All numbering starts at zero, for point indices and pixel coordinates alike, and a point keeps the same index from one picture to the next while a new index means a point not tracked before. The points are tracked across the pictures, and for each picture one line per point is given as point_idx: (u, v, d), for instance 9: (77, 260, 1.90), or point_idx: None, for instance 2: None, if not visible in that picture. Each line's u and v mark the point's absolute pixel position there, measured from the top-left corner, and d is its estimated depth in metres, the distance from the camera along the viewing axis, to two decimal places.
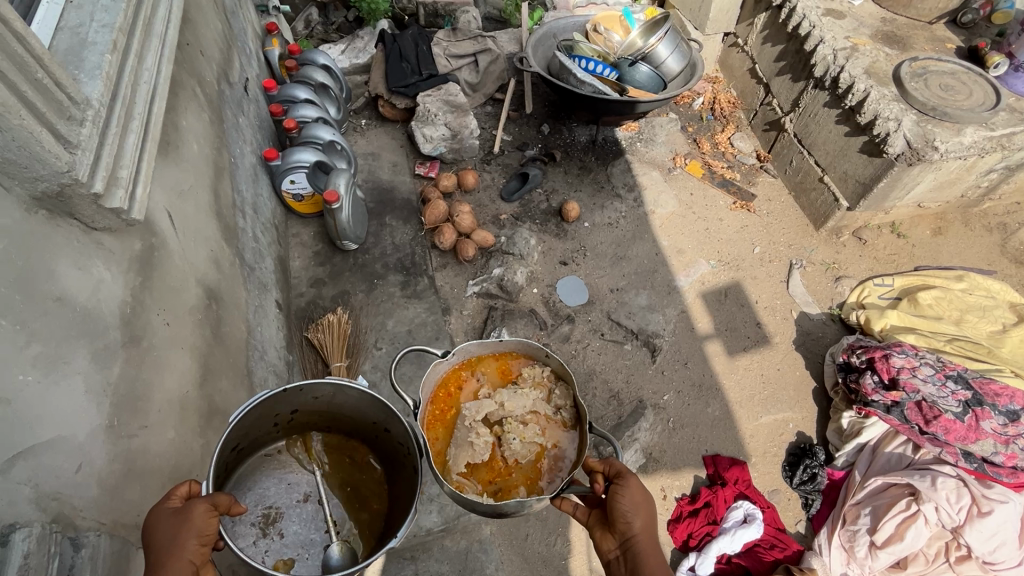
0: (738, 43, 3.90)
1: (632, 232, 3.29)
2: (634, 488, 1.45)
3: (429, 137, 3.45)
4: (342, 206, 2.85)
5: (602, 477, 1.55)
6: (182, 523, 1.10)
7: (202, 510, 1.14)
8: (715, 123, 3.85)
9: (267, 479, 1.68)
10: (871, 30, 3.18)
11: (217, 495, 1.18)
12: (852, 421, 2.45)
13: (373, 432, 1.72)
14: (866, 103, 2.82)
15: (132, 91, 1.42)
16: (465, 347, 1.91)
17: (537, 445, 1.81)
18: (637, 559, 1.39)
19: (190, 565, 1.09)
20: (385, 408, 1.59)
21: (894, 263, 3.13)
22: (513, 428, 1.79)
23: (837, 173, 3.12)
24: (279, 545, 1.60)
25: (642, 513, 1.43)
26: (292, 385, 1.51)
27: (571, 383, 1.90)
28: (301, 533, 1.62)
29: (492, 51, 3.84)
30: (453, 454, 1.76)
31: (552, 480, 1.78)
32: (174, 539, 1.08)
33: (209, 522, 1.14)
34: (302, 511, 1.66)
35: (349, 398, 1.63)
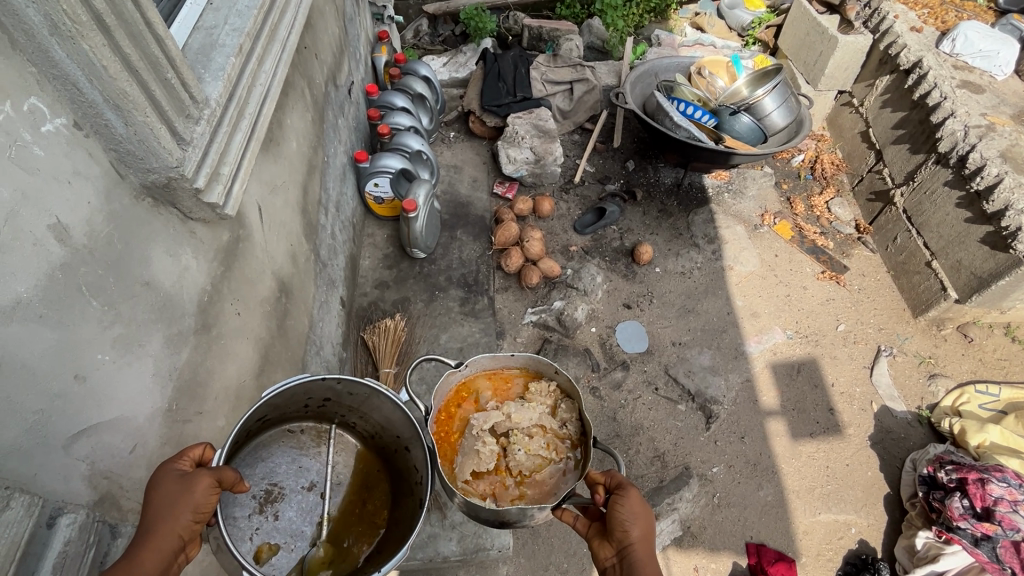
0: (853, 103, 3.65)
1: (704, 286, 3.13)
2: (634, 499, 1.35)
3: (513, 159, 3.46)
4: (418, 216, 2.90)
5: (603, 489, 1.45)
6: (183, 492, 1.01)
7: (206, 484, 1.04)
8: (813, 183, 3.62)
9: (281, 454, 1.64)
10: (1013, 110, 2.87)
11: (224, 470, 1.08)
12: (928, 543, 2.14)
13: (394, 447, 1.68)
14: (996, 190, 2.53)
15: (248, 93, 1.50)
16: (477, 359, 1.86)
17: (541, 458, 1.75)
18: (632, 569, 1.27)
19: (177, 540, 0.99)
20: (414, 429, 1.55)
21: (1003, 370, 2.78)
22: (519, 440, 1.74)
23: (949, 261, 2.82)
24: (270, 527, 1.55)
25: (641, 524, 1.32)
26: (332, 376, 1.49)
27: (578, 400, 1.83)
28: (294, 522, 1.57)
29: (589, 81, 3.82)
30: (459, 461, 1.74)
31: (554, 494, 1.71)
32: (171, 507, 0.99)
33: (209, 498, 1.04)
34: (302, 500, 1.62)
35: (381, 406, 1.60)
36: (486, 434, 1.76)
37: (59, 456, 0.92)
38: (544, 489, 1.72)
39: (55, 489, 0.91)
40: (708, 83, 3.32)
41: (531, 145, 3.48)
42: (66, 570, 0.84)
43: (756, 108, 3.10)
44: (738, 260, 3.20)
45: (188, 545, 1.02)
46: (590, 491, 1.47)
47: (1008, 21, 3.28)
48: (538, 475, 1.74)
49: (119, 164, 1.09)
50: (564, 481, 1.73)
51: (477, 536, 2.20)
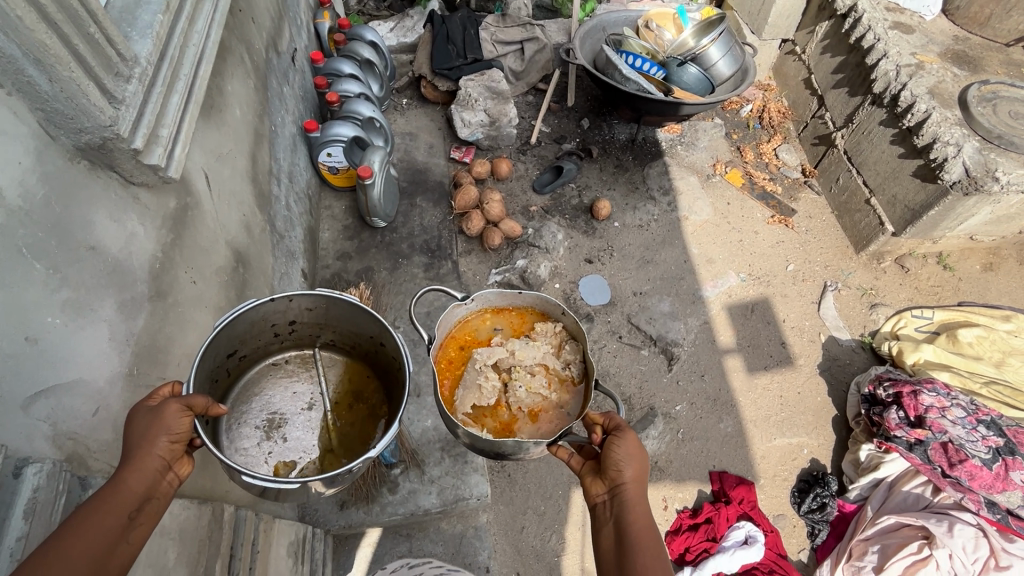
0: (795, 51, 3.75)
1: (662, 237, 3.23)
2: (630, 441, 1.40)
3: (467, 122, 3.44)
4: (375, 182, 2.88)
5: (601, 430, 1.46)
6: (154, 418, 1.03)
7: (175, 410, 1.05)
8: (761, 132, 3.73)
9: (273, 386, 1.73)
10: (940, 48, 3.00)
11: (194, 395, 1.08)
12: (871, 454, 2.33)
13: (373, 347, 1.70)
14: (925, 125, 2.66)
15: (180, 54, 1.45)
16: (483, 294, 1.91)
17: (542, 395, 1.82)
18: (622, 506, 1.35)
19: (158, 461, 1.02)
20: (377, 323, 1.59)
21: (936, 296, 2.98)
22: (521, 377, 1.81)
23: (886, 196, 2.97)
24: (281, 448, 1.62)
25: (634, 464, 1.39)
26: (282, 294, 1.51)
27: (583, 342, 1.87)
28: (303, 439, 1.65)
29: (539, 40, 3.80)
30: (460, 394, 1.81)
31: (553, 430, 1.77)
32: (145, 433, 1.02)
33: (181, 422, 1.06)
34: (304, 419, 1.69)
35: (343, 311, 1.63)
36: (488, 370, 1.82)
37: (19, 415, 0.93)
38: (543, 424, 1.78)
39: (20, 446, 0.91)
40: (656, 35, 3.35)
41: (485, 107, 3.46)
42: (39, 517, 0.87)
43: (703, 59, 3.17)
44: (692, 210, 3.30)
45: (174, 466, 1.06)
46: (588, 431, 1.48)
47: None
48: (538, 410, 1.81)
49: (48, 123, 1.06)
50: (563, 418, 1.78)
51: (456, 487, 2.28)
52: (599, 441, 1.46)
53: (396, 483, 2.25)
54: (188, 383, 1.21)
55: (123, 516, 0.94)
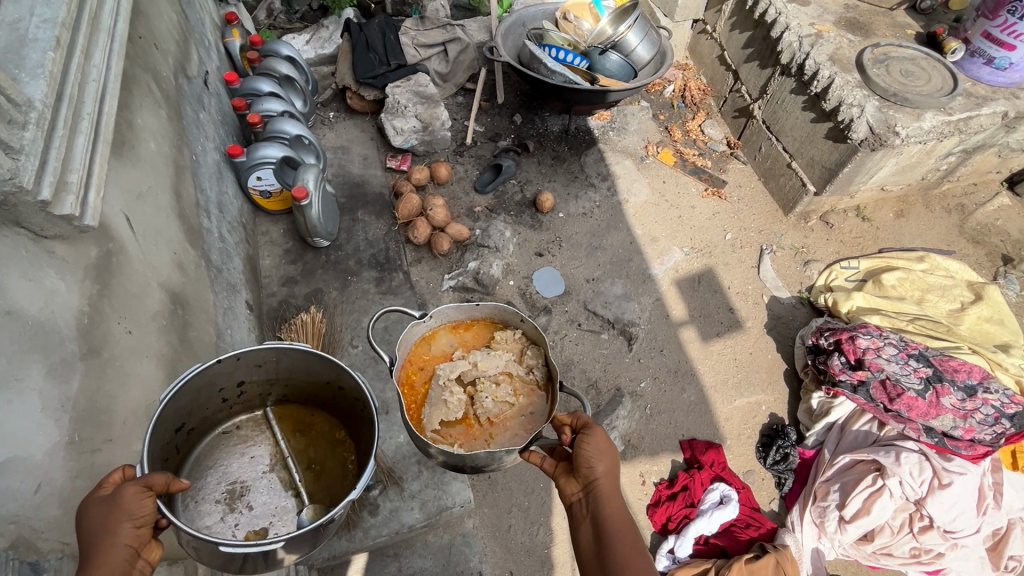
0: (707, 30, 3.92)
1: (606, 222, 3.32)
2: (599, 437, 1.45)
3: (400, 129, 3.39)
4: (312, 203, 2.79)
5: (569, 430, 1.52)
6: (111, 507, 1.00)
7: (134, 494, 1.02)
8: (686, 110, 3.91)
9: (228, 455, 1.72)
10: (834, 17, 3.10)
11: (151, 475, 1.07)
12: (822, 401, 2.49)
13: (332, 393, 1.71)
14: (830, 90, 2.81)
15: (79, 92, 1.34)
16: (441, 310, 1.95)
17: (510, 402, 1.85)
18: (598, 502, 1.40)
19: (125, 550, 1.00)
20: (334, 365, 1.59)
21: (860, 246, 3.20)
22: (486, 387, 1.85)
23: (805, 159, 3.12)
24: (248, 516, 1.61)
25: (605, 459, 1.44)
26: (228, 354, 1.49)
27: (543, 346, 1.93)
28: (270, 502, 1.64)
29: (461, 40, 3.79)
30: (428, 412, 1.82)
31: (525, 435, 1.79)
32: (104, 523, 0.99)
33: (142, 504, 1.03)
34: (267, 483, 1.68)
35: (294, 361, 1.63)
36: (453, 384, 1.85)
37: None
38: (514, 432, 1.80)
39: None
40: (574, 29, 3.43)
41: (415, 113, 3.42)
42: None
43: (624, 43, 3.25)
44: (631, 193, 3.41)
45: (142, 552, 1.04)
46: (557, 433, 1.53)
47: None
48: (509, 418, 1.83)
49: None
50: (532, 422, 1.81)
51: (438, 499, 2.27)
52: (568, 441, 1.51)
53: (376, 504, 2.21)
54: (141, 461, 1.18)
55: None
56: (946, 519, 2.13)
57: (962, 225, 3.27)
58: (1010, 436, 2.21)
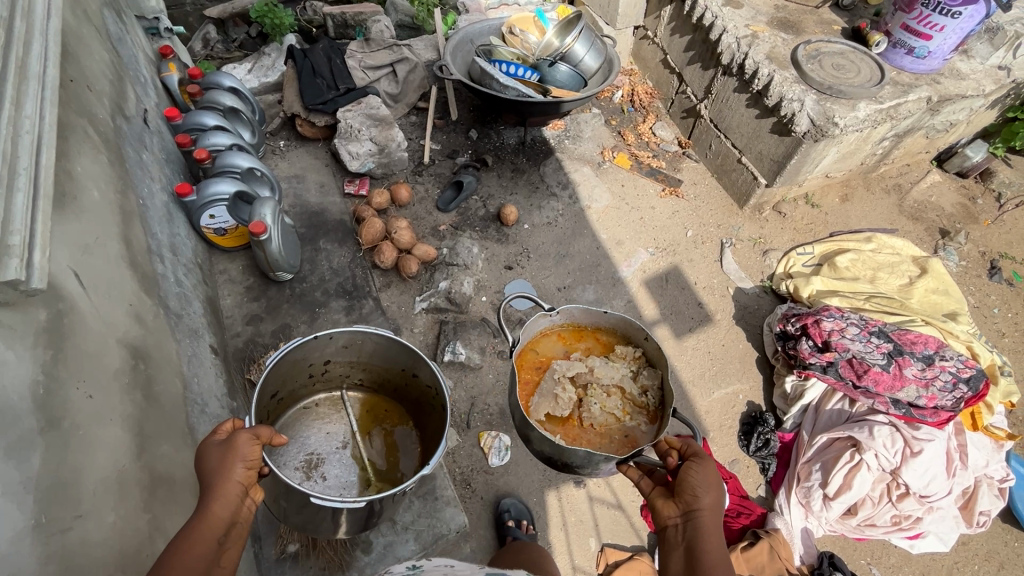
0: (648, 35, 4.05)
1: (571, 229, 3.36)
2: (709, 472, 1.58)
3: (355, 154, 3.33)
4: (271, 237, 2.69)
5: (677, 455, 1.70)
6: (229, 452, 1.37)
7: (246, 443, 1.38)
8: (635, 114, 4.02)
9: (308, 429, 2.37)
10: (767, 17, 3.25)
11: (258, 428, 1.43)
12: (795, 384, 2.58)
13: (403, 382, 2.36)
14: (770, 87, 2.94)
15: (11, 146, 1.25)
16: (569, 310, 2.39)
17: (615, 412, 2.28)
18: (697, 532, 1.52)
19: (238, 485, 1.35)
20: (410, 353, 2.21)
21: (812, 231, 3.35)
22: (597, 394, 2.29)
23: (753, 154, 3.25)
24: (323, 483, 2.24)
25: (711, 493, 1.55)
26: (325, 335, 2.13)
27: (660, 371, 2.31)
28: (340, 474, 2.27)
29: (409, 59, 3.77)
30: (537, 402, 2.28)
31: (618, 442, 2.23)
32: (223, 463, 1.35)
33: (251, 450, 1.39)
34: (337, 457, 2.32)
35: (373, 347, 2.27)
36: (566, 382, 2.31)
37: None
38: (610, 435, 2.25)
39: None
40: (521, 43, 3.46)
41: (370, 136, 3.35)
42: None
43: (572, 52, 3.29)
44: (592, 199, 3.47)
45: (249, 491, 1.40)
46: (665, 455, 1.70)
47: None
48: (610, 424, 2.27)
49: None
50: (629, 435, 2.24)
51: (432, 527, 2.22)
52: (676, 463, 1.68)
53: (369, 541, 2.14)
54: (249, 424, 1.67)
55: (214, 540, 1.29)
56: (920, 485, 2.23)
57: (901, 204, 3.47)
58: (969, 399, 2.32)
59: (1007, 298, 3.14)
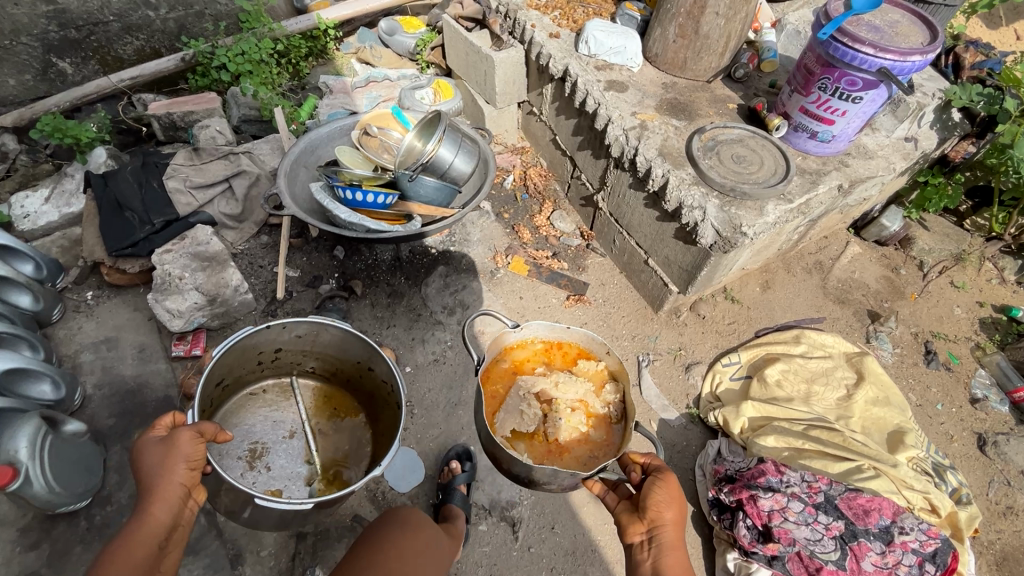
0: (534, 112, 3.58)
1: (463, 366, 2.80)
2: (668, 488, 1.82)
3: (177, 312, 2.61)
4: (34, 475, 1.94)
5: (638, 470, 1.97)
6: (171, 448, 1.64)
7: (187, 439, 1.67)
8: (530, 202, 3.54)
9: (255, 419, 2.58)
10: (655, 100, 2.84)
11: (200, 425, 1.72)
12: (739, 564, 2.13)
13: (353, 373, 2.59)
14: (667, 191, 2.51)
15: None
16: (534, 326, 2.53)
17: (580, 427, 2.41)
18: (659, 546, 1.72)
19: (180, 484, 1.63)
20: (368, 351, 2.42)
21: (735, 333, 2.95)
22: (562, 411, 2.41)
23: (660, 258, 2.81)
24: (267, 475, 2.46)
25: (670, 508, 1.79)
26: (276, 325, 2.35)
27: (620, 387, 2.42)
28: (285, 466, 2.49)
29: (250, 171, 3.11)
30: (504, 419, 2.41)
31: (580, 456, 2.34)
32: (164, 463, 1.63)
33: (193, 448, 1.68)
34: (282, 448, 2.54)
35: (325, 337, 2.49)
36: (531, 400, 2.43)
37: None
38: (575, 452, 2.36)
39: None
40: (383, 147, 2.93)
41: (194, 285, 2.64)
42: None
43: (440, 153, 2.72)
44: (486, 322, 2.94)
45: (191, 493, 1.68)
46: (630, 470, 1.98)
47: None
48: (574, 441, 2.38)
49: None
50: (593, 451, 2.35)
51: None
52: (640, 479, 1.95)
53: None
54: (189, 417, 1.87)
55: (156, 546, 1.55)
56: None
57: (824, 285, 3.14)
58: None
59: (948, 387, 2.84)
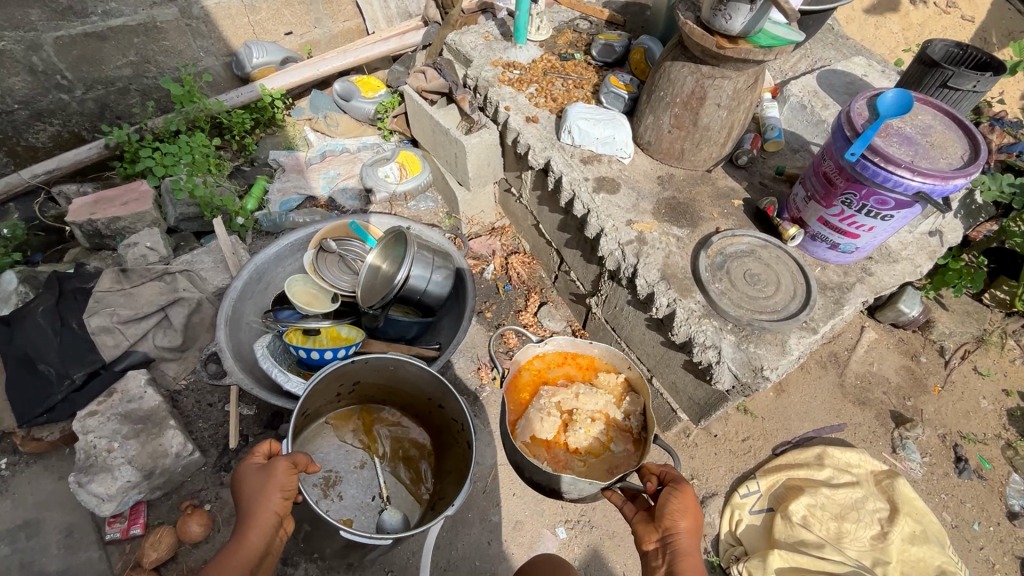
0: (513, 193, 3.21)
1: (450, 518, 2.46)
2: (685, 496, 1.74)
3: (106, 494, 2.20)
4: None
5: (655, 479, 1.88)
6: (268, 477, 1.77)
7: (282, 469, 1.79)
8: (515, 295, 3.18)
9: (327, 448, 2.57)
10: (652, 202, 2.50)
11: (294, 456, 1.84)
12: None
13: (427, 408, 2.53)
14: (674, 323, 2.19)
15: None
16: (558, 340, 2.49)
17: (600, 438, 2.36)
18: (675, 552, 1.65)
19: (274, 512, 1.73)
20: (439, 388, 2.33)
21: (751, 451, 2.65)
22: (582, 421, 2.37)
23: (666, 381, 2.49)
24: (337, 505, 2.45)
25: (687, 518, 1.71)
26: (359, 360, 2.23)
27: (641, 399, 2.36)
28: (356, 497, 2.48)
29: (188, 296, 2.68)
30: (524, 425, 2.38)
31: (597, 468, 2.30)
32: (261, 491, 1.75)
33: (285, 479, 1.79)
34: (353, 479, 2.52)
35: (405, 374, 2.39)
36: (552, 409, 2.40)
37: None
38: (593, 461, 2.32)
39: None
40: (344, 263, 2.54)
41: (124, 459, 2.24)
42: None
43: (414, 272, 2.38)
44: (473, 459, 2.60)
45: (282, 522, 1.77)
46: (645, 480, 1.90)
47: (598, 43, 3.06)
48: (593, 451, 2.34)
49: None
50: (610, 462, 2.31)
51: None
52: (656, 489, 1.85)
53: None
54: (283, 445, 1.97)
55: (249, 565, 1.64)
56: None
57: (842, 383, 2.86)
58: None
59: (982, 501, 2.59)
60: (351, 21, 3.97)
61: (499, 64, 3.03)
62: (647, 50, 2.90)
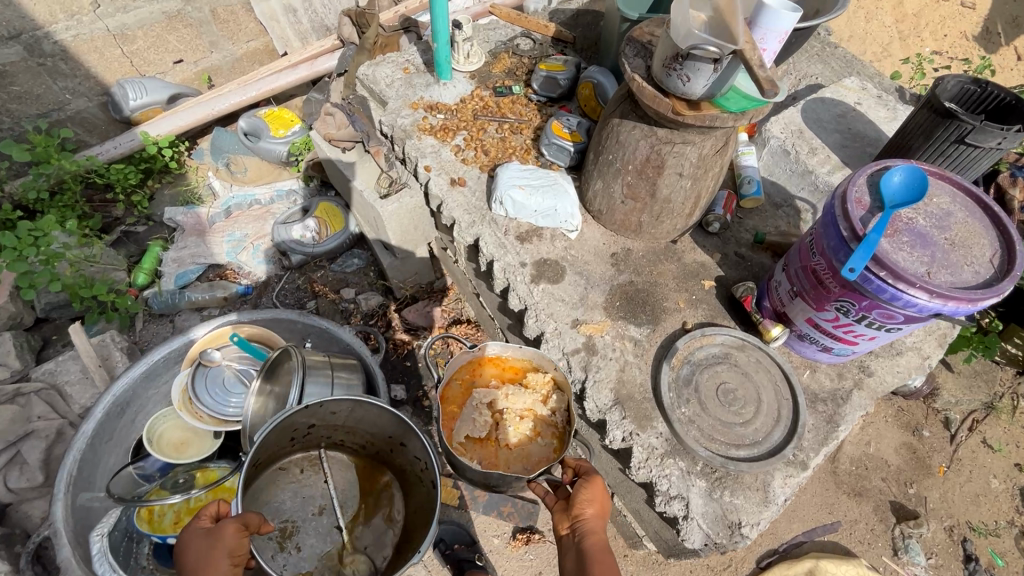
0: (449, 255, 2.71)
1: None
2: (594, 484, 1.60)
3: None
4: None
5: (571, 472, 1.70)
6: (213, 543, 1.38)
7: (230, 532, 1.40)
8: None
9: (282, 494, 2.08)
10: (604, 291, 2.02)
11: (245, 517, 1.44)
12: None
13: (389, 448, 2.03)
14: (631, 464, 1.75)
15: None
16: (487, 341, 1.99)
17: (530, 440, 1.87)
18: (584, 537, 1.51)
19: None
20: (402, 426, 1.86)
21: (733, 567, 2.27)
22: (512, 420, 1.87)
23: (629, 504, 2.07)
24: (295, 559, 2.00)
25: (595, 504, 1.57)
26: (315, 404, 1.76)
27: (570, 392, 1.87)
28: (317, 546, 2.03)
29: (46, 424, 2.19)
30: (455, 429, 1.89)
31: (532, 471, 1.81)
32: (206, 559, 1.36)
33: (236, 542, 1.40)
34: (313, 525, 2.07)
35: (367, 413, 1.89)
36: (483, 408, 1.90)
37: None
38: (530, 465, 1.83)
39: None
40: (230, 378, 2.01)
41: None
42: None
43: (308, 389, 1.88)
44: None
45: None
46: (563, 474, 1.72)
47: (539, 74, 2.52)
48: (526, 454, 1.86)
49: None
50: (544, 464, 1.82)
51: None
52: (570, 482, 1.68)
53: None
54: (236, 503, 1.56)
55: None
56: None
57: (835, 469, 2.47)
58: None
59: None
60: (257, 39, 3.38)
61: (420, 106, 2.49)
62: (597, 85, 2.39)
